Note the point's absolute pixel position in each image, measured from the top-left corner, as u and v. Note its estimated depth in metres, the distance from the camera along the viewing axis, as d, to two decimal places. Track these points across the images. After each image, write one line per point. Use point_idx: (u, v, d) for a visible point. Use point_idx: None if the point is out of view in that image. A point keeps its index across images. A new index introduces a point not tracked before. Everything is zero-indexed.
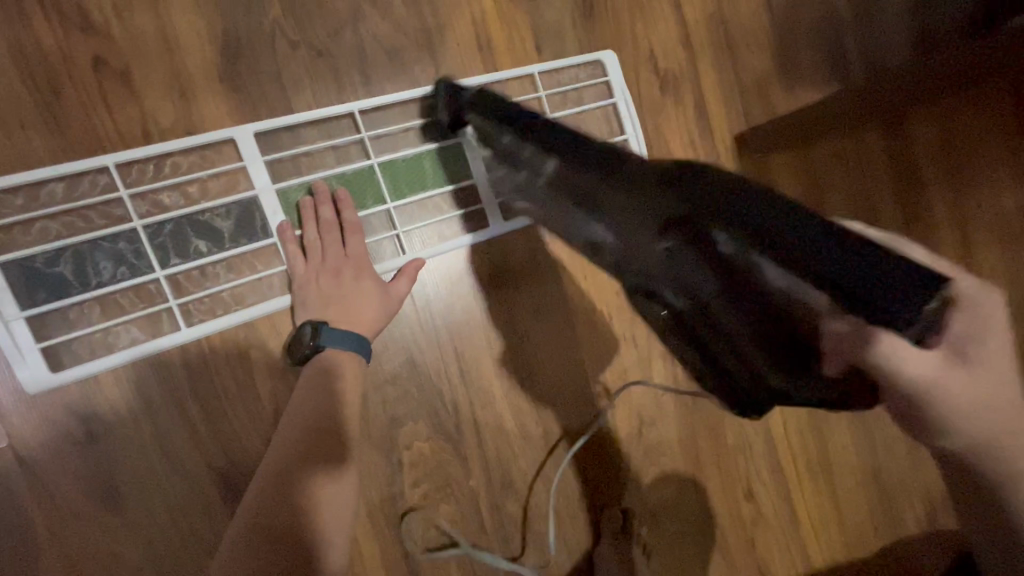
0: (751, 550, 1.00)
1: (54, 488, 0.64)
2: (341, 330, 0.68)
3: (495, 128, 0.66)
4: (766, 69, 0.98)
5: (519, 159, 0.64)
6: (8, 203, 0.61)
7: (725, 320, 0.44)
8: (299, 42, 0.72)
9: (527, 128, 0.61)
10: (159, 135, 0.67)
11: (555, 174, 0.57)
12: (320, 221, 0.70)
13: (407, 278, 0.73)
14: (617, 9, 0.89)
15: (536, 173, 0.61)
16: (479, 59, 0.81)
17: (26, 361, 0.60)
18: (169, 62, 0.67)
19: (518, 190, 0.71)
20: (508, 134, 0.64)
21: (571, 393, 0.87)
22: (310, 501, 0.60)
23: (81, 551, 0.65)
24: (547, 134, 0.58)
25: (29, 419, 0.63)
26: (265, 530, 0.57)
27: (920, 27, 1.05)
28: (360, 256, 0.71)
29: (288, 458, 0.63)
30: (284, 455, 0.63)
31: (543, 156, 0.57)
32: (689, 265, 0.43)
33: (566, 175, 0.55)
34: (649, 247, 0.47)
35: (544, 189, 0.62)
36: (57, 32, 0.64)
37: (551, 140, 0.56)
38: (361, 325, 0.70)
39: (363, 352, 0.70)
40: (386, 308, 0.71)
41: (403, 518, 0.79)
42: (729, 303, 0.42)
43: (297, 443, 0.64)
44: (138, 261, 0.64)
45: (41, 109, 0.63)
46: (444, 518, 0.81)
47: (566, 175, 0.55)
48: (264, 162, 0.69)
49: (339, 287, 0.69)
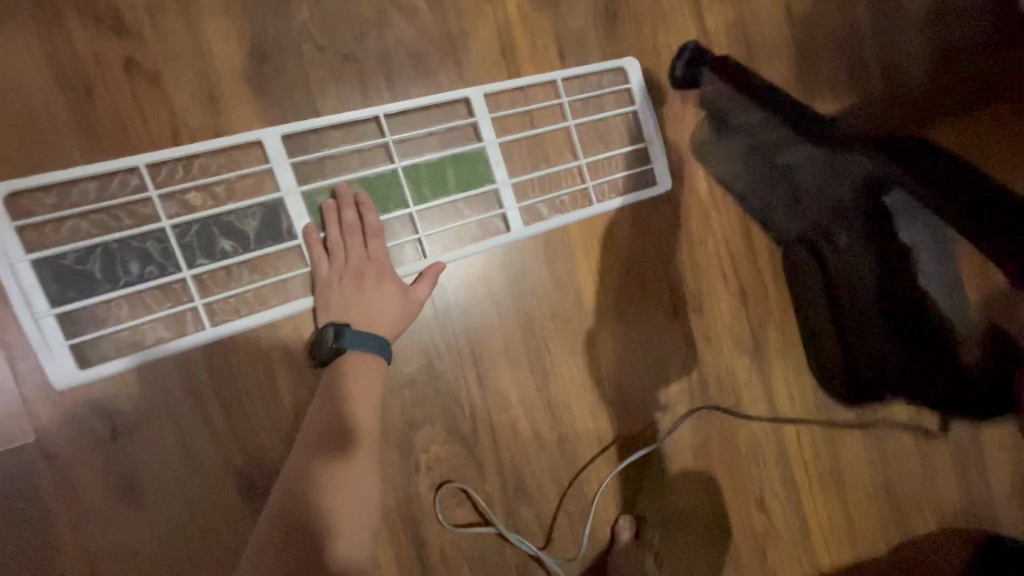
0: (762, 561, 1.00)
1: (80, 484, 0.65)
2: (362, 332, 0.69)
3: (739, 104, 0.93)
4: (786, 79, 0.98)
5: (739, 121, 0.93)
6: (40, 202, 0.61)
7: (861, 276, 0.95)
8: (325, 46, 0.73)
9: (757, 99, 0.90)
10: (188, 136, 0.67)
11: (797, 154, 0.93)
12: (343, 224, 0.70)
13: (428, 282, 0.73)
14: (639, 18, 0.89)
15: (750, 140, 0.94)
16: (503, 65, 0.81)
17: (54, 358, 0.61)
18: (198, 65, 0.68)
19: (734, 146, 0.94)
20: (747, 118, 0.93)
21: (588, 398, 0.87)
22: (319, 503, 0.60)
23: (104, 548, 0.65)
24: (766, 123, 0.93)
25: (56, 415, 0.64)
26: (289, 537, 0.59)
27: (937, 37, 1.05)
28: (382, 259, 0.71)
29: (309, 462, 0.63)
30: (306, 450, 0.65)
31: (785, 134, 0.92)
32: (863, 228, 0.94)
33: (811, 154, 0.92)
34: (825, 178, 0.93)
35: (750, 154, 0.95)
36: (90, 34, 0.65)
37: (794, 122, 0.91)
38: (382, 328, 0.70)
39: (387, 354, 0.70)
40: (408, 310, 0.72)
41: (443, 488, 0.80)
42: (869, 257, 0.95)
43: (317, 448, 0.64)
44: (165, 260, 0.65)
45: (72, 109, 0.64)
46: (482, 498, 0.82)
47: (799, 148, 0.92)
48: (290, 163, 0.69)
49: (362, 290, 0.70)
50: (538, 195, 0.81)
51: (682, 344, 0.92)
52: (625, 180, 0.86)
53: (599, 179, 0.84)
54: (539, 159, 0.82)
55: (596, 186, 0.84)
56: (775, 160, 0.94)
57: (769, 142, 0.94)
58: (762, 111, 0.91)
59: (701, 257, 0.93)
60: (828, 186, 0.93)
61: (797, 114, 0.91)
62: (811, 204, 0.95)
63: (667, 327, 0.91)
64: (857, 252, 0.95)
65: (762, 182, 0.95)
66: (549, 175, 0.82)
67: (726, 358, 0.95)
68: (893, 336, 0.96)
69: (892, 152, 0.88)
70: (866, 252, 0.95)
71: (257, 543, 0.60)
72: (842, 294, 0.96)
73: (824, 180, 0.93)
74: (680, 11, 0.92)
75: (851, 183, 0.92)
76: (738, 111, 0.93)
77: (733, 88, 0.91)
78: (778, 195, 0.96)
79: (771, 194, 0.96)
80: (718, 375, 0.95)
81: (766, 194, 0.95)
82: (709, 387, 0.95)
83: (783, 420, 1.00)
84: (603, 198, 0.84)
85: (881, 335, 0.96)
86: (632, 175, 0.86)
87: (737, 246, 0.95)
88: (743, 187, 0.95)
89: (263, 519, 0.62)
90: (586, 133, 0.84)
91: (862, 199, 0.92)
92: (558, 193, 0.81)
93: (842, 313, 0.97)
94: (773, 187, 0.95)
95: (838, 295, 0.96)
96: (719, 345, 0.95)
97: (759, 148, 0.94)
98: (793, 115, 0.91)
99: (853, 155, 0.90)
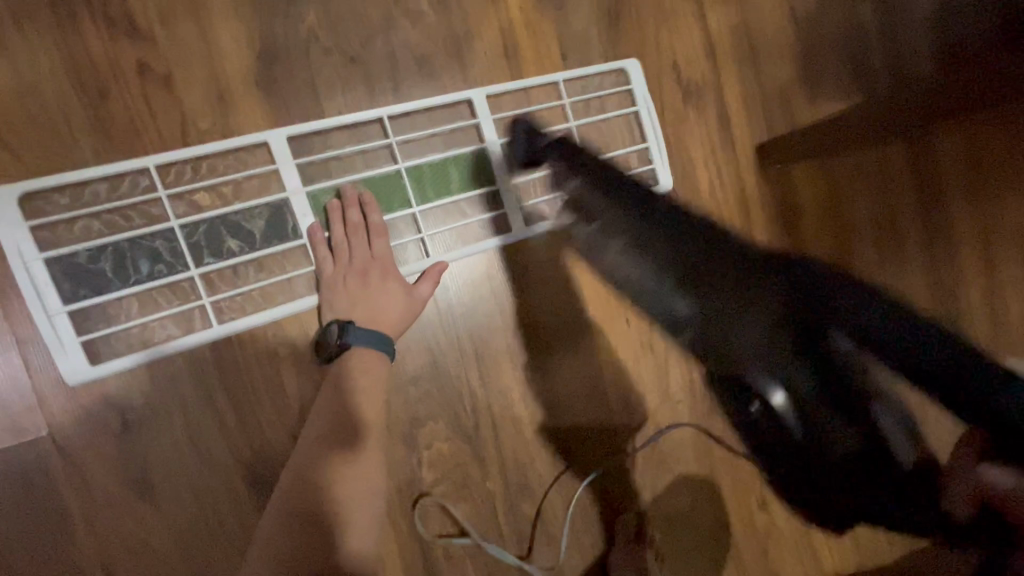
0: (764, 560, 1.00)
1: (91, 478, 0.66)
2: (367, 329, 0.70)
3: (572, 172, 0.75)
4: (788, 80, 0.99)
5: (616, 214, 0.70)
6: (55, 202, 0.63)
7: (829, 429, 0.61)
8: (332, 48, 0.74)
9: (625, 194, 0.69)
10: (197, 138, 0.69)
11: (676, 263, 0.62)
12: (347, 224, 0.71)
13: (430, 280, 0.74)
14: (642, 20, 0.90)
15: (621, 236, 0.71)
16: (507, 67, 0.82)
17: (67, 355, 0.63)
18: (208, 67, 0.70)
19: (611, 251, 0.77)
20: (648, 247, 0.65)
21: (590, 397, 0.88)
22: (326, 493, 0.62)
23: (115, 539, 0.67)
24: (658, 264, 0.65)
25: (69, 410, 0.66)
26: (296, 523, 0.60)
27: (943, 37, 1.05)
28: (386, 258, 0.72)
29: (317, 454, 0.65)
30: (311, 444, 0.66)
31: (665, 241, 0.63)
32: (804, 364, 0.58)
33: (689, 277, 0.62)
34: (751, 345, 0.60)
35: (643, 267, 0.68)
36: (104, 38, 0.66)
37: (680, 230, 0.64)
38: (385, 325, 0.71)
39: (389, 352, 0.72)
40: (411, 308, 0.73)
41: (417, 501, 0.80)
42: (851, 448, 0.61)
43: (325, 441, 0.66)
44: (174, 259, 0.66)
45: (86, 111, 0.66)
46: (457, 510, 0.82)
47: (676, 250, 0.62)
48: (296, 164, 0.70)
49: (365, 288, 0.71)
50: (540, 195, 0.81)
51: None
52: None
53: None
54: None
55: None
56: (699, 279, 0.61)
57: (681, 268, 0.62)
58: (617, 200, 0.70)
59: None
60: (754, 322, 0.58)
61: (671, 221, 0.65)
62: (745, 344, 0.60)
63: None
64: (818, 416, 0.61)
65: (654, 301, 0.71)
66: None
67: None
68: (845, 471, 0.63)
69: (794, 270, 0.58)
70: (806, 414, 0.61)
71: (264, 530, 0.61)
72: (799, 434, 0.64)
73: (728, 314, 0.59)
74: (682, 13, 0.93)
75: (783, 317, 0.57)
76: (603, 208, 0.72)
77: (565, 160, 0.75)
78: (681, 312, 0.65)
79: (643, 288, 0.72)
80: None
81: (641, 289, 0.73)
82: None
83: None
84: None
85: (848, 490, 0.65)
86: (634, 176, 0.87)
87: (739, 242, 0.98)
88: (629, 274, 0.74)
89: (270, 508, 0.63)
90: (588, 134, 0.85)
91: (827, 394, 0.59)
92: (561, 193, 0.82)
93: (817, 471, 0.67)
94: (654, 282, 0.68)
95: (808, 443, 0.64)
96: None
97: (636, 240, 0.68)
98: (665, 219, 0.65)
99: (795, 280, 0.57)
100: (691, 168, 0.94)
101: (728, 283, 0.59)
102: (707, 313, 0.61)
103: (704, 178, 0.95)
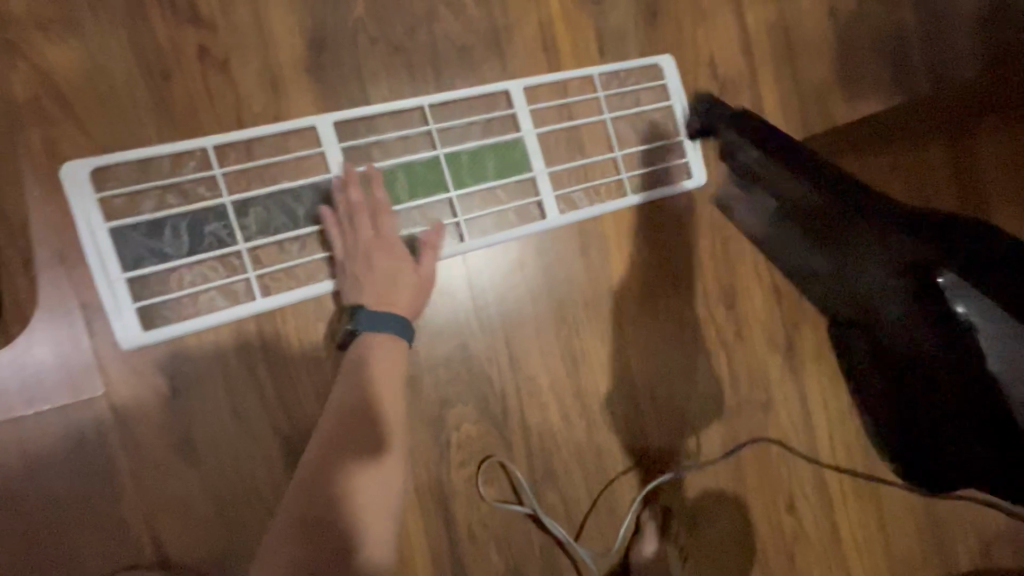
0: (792, 565, 0.98)
1: (140, 438, 0.70)
2: (376, 310, 0.71)
3: (736, 149, 0.84)
4: (827, 78, 0.99)
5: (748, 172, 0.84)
6: (119, 175, 0.67)
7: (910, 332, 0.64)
8: (378, 38, 0.77)
9: (772, 155, 0.77)
10: (250, 120, 0.73)
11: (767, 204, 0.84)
12: (350, 205, 0.72)
13: (435, 254, 0.74)
14: (680, 16, 0.91)
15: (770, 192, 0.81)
16: (545, 59, 0.84)
17: (124, 319, 0.66)
18: (263, 54, 0.73)
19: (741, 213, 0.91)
20: (767, 193, 0.82)
21: (617, 388, 0.89)
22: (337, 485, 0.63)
23: (159, 498, 0.70)
24: (828, 218, 0.72)
25: (123, 372, 0.69)
26: (308, 511, 0.61)
27: (989, 38, 1.03)
28: (391, 236, 0.73)
29: (336, 444, 0.65)
30: (317, 453, 0.66)
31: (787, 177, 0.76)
32: (875, 245, 0.67)
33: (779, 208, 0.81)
34: (844, 228, 0.70)
35: (776, 203, 0.82)
36: (169, 23, 0.71)
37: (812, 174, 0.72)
38: (393, 304, 0.72)
39: (405, 331, 0.72)
40: (417, 283, 0.73)
41: (484, 463, 0.83)
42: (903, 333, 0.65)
43: (346, 426, 0.67)
44: (224, 235, 0.70)
45: (150, 91, 0.70)
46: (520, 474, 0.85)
47: (779, 180, 0.78)
48: (341, 148, 0.74)
49: (371, 268, 0.72)
50: (572, 185, 0.84)
51: (712, 341, 0.93)
52: (659, 174, 0.88)
53: (633, 171, 0.86)
54: (576, 151, 0.85)
55: (630, 178, 0.86)
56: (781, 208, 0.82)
57: (784, 206, 0.80)
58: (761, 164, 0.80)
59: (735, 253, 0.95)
60: (882, 236, 0.66)
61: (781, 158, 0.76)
62: (868, 244, 0.68)
63: (697, 322, 0.92)
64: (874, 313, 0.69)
65: (802, 218, 0.77)
66: (584, 166, 0.84)
67: (757, 355, 0.95)
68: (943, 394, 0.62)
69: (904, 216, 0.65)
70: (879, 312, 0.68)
71: (286, 506, 0.63)
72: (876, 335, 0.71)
73: (867, 230, 0.68)
74: (721, 9, 0.93)
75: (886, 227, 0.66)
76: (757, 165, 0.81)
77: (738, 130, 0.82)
78: (837, 236, 0.72)
79: (804, 216, 0.77)
80: (751, 374, 0.95)
81: (803, 214, 0.77)
82: (740, 384, 0.94)
83: (816, 423, 0.99)
84: (636, 190, 0.86)
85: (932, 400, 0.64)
86: (667, 168, 0.88)
87: None
88: (758, 207, 0.88)
89: (291, 484, 0.64)
90: (623, 126, 0.86)
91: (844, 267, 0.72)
92: (595, 183, 0.84)
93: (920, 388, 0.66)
94: (810, 204, 0.74)
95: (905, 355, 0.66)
96: (751, 342, 0.95)
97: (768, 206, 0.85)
98: (805, 163, 0.74)
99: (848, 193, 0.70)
100: None
101: (865, 234, 0.68)
102: (864, 225, 0.68)
103: None
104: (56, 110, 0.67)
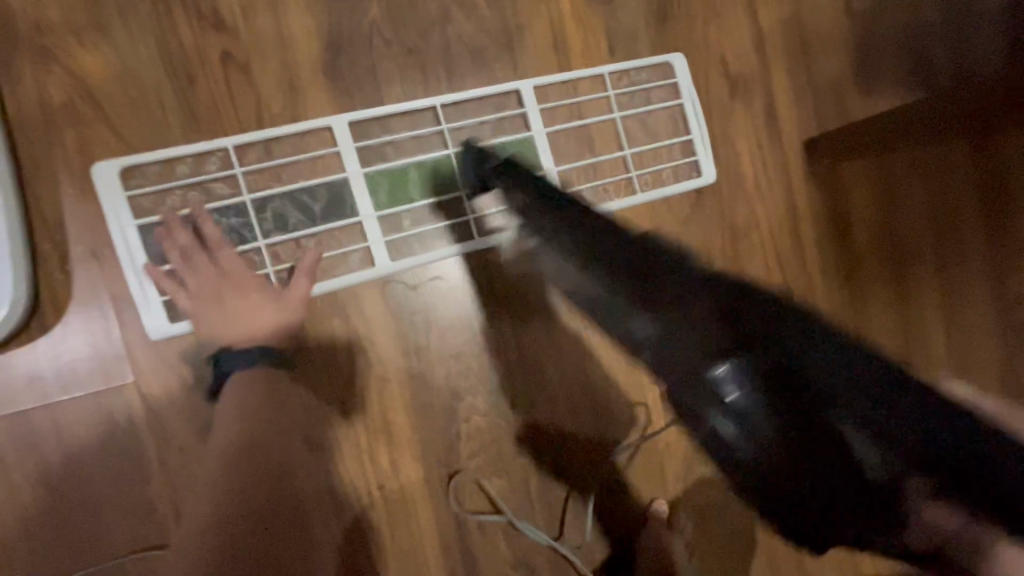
0: (801, 561, 0.98)
1: (167, 424, 0.73)
2: (237, 350, 0.70)
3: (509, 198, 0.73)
4: (841, 74, 0.98)
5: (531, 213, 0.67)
6: (146, 174, 0.71)
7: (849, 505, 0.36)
8: (392, 40, 0.80)
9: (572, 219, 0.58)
10: (270, 121, 0.76)
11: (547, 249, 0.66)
12: (180, 249, 0.69)
13: (304, 275, 0.71)
14: (691, 14, 0.91)
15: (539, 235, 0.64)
16: (555, 59, 0.85)
17: (152, 312, 0.70)
18: (282, 57, 0.76)
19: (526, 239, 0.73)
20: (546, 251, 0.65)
21: (624, 383, 0.90)
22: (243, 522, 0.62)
23: (184, 482, 0.74)
24: (681, 303, 0.44)
25: (150, 362, 0.73)
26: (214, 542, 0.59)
27: (1013, 33, 1.01)
28: (234, 270, 0.70)
29: (234, 480, 0.63)
30: (216, 487, 0.63)
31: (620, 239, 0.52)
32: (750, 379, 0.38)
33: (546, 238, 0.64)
34: (686, 326, 0.42)
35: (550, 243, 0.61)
36: (193, 29, 0.74)
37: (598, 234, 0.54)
38: (256, 334, 0.70)
39: (278, 363, 0.71)
40: (280, 310, 0.70)
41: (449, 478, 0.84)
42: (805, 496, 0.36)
43: (238, 454, 0.65)
44: (245, 231, 0.73)
45: (177, 94, 0.73)
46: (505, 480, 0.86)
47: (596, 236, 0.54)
48: (356, 148, 0.76)
49: (224, 308, 0.69)
50: (582, 183, 0.85)
51: None
52: (669, 172, 0.89)
53: (643, 169, 0.87)
54: (585, 149, 0.86)
55: (640, 176, 0.87)
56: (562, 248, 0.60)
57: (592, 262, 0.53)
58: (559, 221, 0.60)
59: (744, 251, 0.96)
60: (738, 352, 0.39)
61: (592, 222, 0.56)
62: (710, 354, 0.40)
63: None
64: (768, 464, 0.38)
65: (634, 287, 0.48)
66: (593, 164, 0.85)
67: None
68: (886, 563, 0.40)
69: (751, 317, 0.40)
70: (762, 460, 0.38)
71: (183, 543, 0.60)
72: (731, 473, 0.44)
73: (711, 336, 0.40)
74: (732, 7, 0.93)
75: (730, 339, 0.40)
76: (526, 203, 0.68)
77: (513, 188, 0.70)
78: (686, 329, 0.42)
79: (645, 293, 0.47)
80: None
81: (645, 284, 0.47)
82: None
83: None
84: (646, 188, 0.87)
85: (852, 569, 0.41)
86: (676, 167, 0.89)
87: (782, 239, 0.98)
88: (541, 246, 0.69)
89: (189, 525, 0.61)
90: (632, 125, 0.88)
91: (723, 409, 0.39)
92: (604, 181, 0.85)
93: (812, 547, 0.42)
94: (660, 280, 0.45)
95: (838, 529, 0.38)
96: None
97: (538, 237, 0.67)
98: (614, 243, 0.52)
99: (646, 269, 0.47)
100: (736, 161, 0.94)
101: (724, 349, 0.39)
102: (720, 333, 0.40)
103: (748, 172, 0.95)
104: (90, 113, 0.71)
